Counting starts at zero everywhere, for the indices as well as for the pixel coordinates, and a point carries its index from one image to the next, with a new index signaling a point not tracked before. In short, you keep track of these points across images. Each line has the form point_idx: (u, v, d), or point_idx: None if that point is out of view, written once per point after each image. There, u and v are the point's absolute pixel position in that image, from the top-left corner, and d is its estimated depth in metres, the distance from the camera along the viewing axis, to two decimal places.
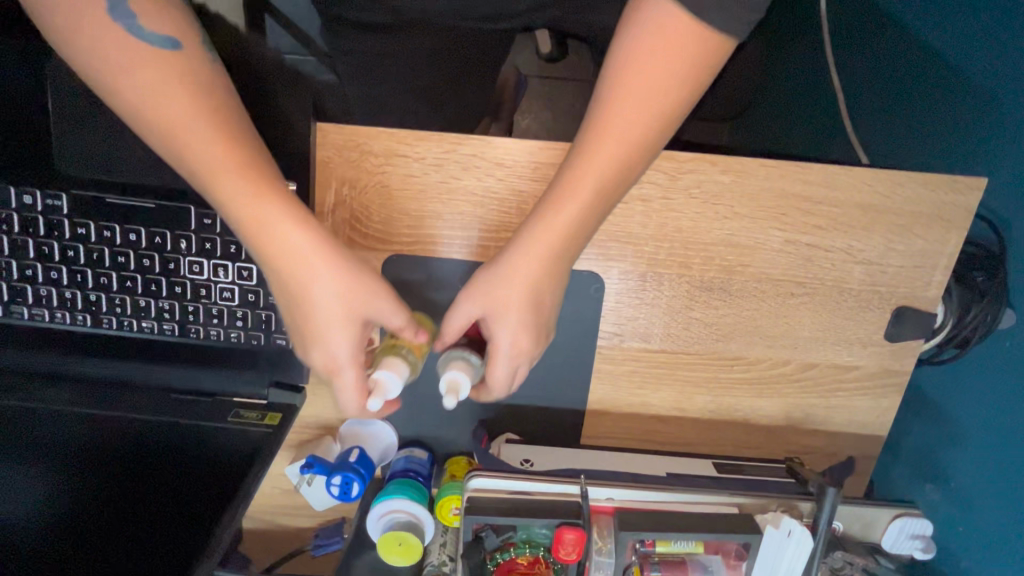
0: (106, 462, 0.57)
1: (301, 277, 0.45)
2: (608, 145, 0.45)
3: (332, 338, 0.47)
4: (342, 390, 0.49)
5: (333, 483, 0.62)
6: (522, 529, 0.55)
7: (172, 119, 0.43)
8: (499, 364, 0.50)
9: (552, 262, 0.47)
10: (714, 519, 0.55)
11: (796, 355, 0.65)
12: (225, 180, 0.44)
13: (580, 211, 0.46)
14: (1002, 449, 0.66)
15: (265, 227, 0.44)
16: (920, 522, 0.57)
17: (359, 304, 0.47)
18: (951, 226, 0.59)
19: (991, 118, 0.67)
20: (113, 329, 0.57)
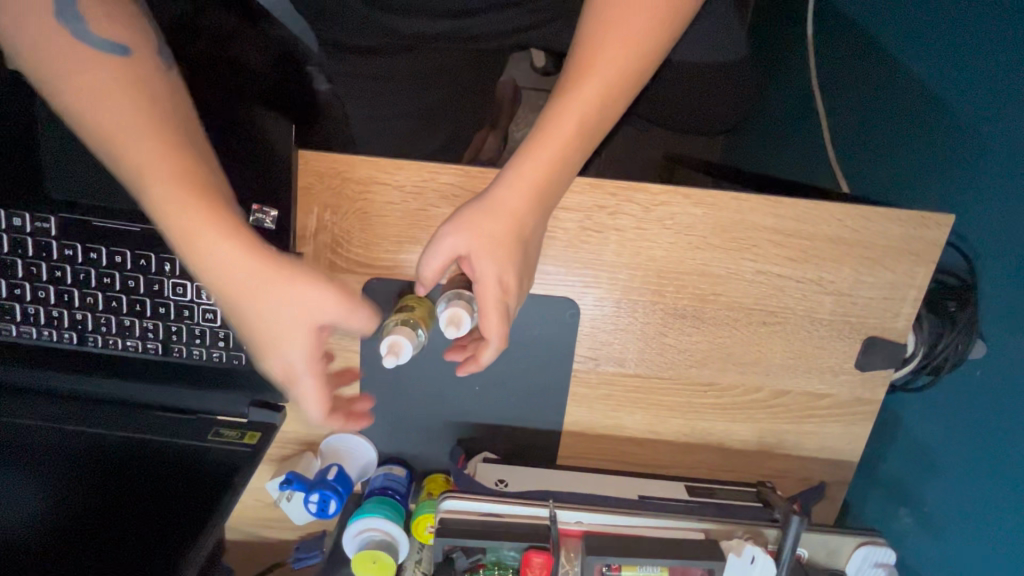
0: (78, 477, 0.56)
1: (236, 285, 0.44)
2: (563, 133, 0.49)
3: (285, 342, 0.46)
4: (303, 398, 0.49)
5: (311, 500, 0.64)
6: (492, 551, 0.56)
7: (107, 122, 0.43)
8: (481, 298, 0.50)
9: (526, 215, 0.49)
10: (680, 545, 0.56)
11: (769, 383, 0.66)
12: (164, 186, 0.43)
13: (542, 184, 0.49)
14: (972, 477, 0.67)
15: (192, 234, 0.43)
16: (884, 551, 0.58)
17: (308, 313, 0.45)
18: (919, 259, 0.60)
19: (968, 149, 0.68)
20: (98, 346, 0.59)
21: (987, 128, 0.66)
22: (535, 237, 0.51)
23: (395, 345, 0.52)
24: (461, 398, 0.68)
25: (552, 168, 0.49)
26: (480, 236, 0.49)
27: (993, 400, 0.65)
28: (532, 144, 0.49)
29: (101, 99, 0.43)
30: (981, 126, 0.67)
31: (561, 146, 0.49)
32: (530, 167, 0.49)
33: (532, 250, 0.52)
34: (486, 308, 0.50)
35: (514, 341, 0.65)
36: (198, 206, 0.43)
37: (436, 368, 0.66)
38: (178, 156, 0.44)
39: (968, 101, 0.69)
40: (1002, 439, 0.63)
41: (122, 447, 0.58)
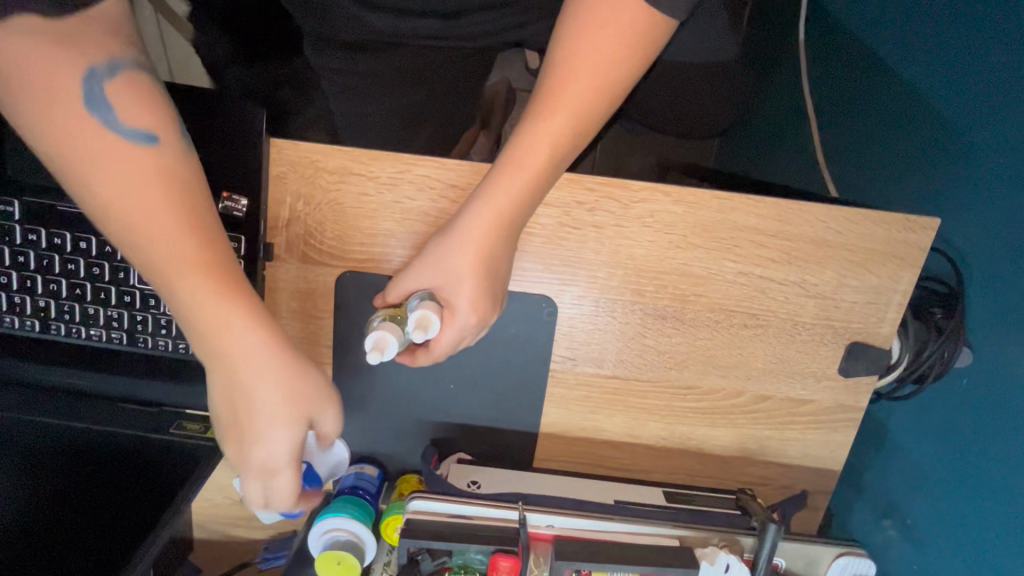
0: (49, 471, 0.57)
1: (244, 383, 0.44)
2: (530, 160, 0.48)
3: (275, 429, 0.45)
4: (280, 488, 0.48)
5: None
6: (458, 554, 0.54)
7: (133, 213, 0.41)
8: (452, 331, 0.51)
9: (496, 245, 0.50)
10: (653, 551, 0.54)
11: (750, 387, 0.65)
12: (192, 279, 0.42)
13: (509, 210, 0.49)
14: (959, 490, 0.65)
15: (219, 334, 0.43)
16: (864, 561, 0.56)
17: (305, 404, 0.46)
18: (904, 264, 0.59)
19: (957, 154, 0.67)
20: (61, 335, 0.57)
21: (977, 133, 0.65)
22: (504, 265, 0.52)
23: (380, 342, 0.49)
24: (436, 397, 0.66)
25: (518, 193, 0.49)
26: (446, 267, 0.50)
27: (981, 410, 0.63)
28: (502, 173, 0.48)
29: (119, 179, 0.41)
30: (970, 131, 0.66)
31: (529, 174, 0.48)
32: (500, 196, 0.48)
33: (502, 278, 0.52)
34: (447, 333, 0.51)
35: (491, 339, 0.64)
36: (225, 296, 0.43)
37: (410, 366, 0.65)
38: (207, 252, 0.43)
39: (958, 105, 0.67)
40: (988, 450, 0.62)
41: (87, 439, 0.57)
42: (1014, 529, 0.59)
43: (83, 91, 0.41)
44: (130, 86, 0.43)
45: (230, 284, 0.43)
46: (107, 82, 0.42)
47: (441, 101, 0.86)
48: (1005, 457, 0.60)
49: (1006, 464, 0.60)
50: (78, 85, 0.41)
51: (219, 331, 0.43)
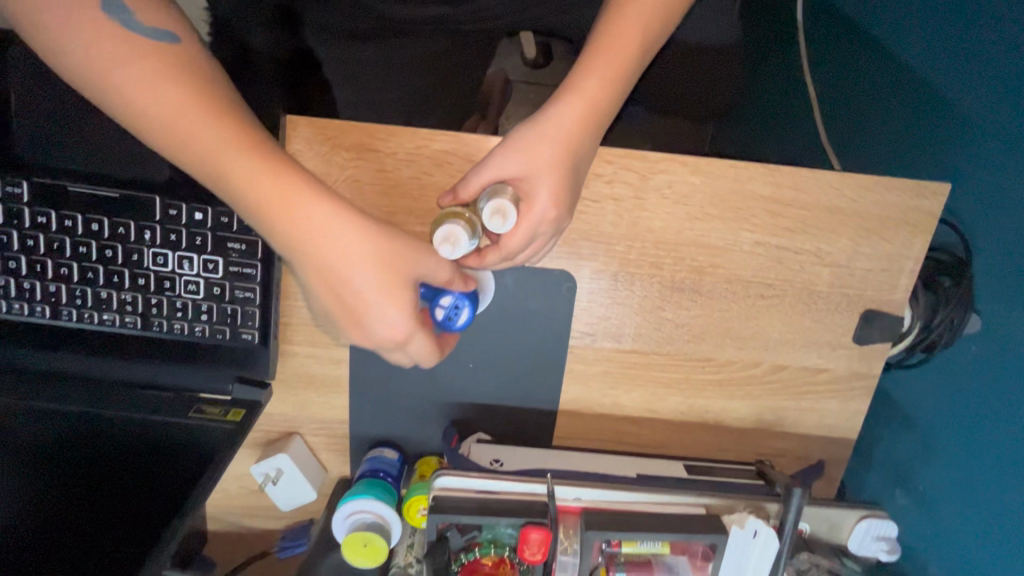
0: (46, 464, 0.53)
1: (336, 261, 0.46)
2: (614, 57, 0.52)
3: (386, 300, 0.48)
4: (415, 349, 0.51)
5: (440, 304, 0.53)
6: (487, 529, 0.53)
7: (165, 109, 0.43)
8: (540, 203, 0.52)
9: (579, 136, 0.52)
10: (680, 519, 0.54)
11: (767, 357, 0.65)
12: (246, 159, 0.44)
13: (596, 99, 0.52)
14: (973, 455, 0.66)
15: (279, 208, 0.45)
16: (886, 523, 0.57)
17: (407, 269, 0.48)
18: (916, 229, 0.60)
19: (956, 123, 0.69)
20: (73, 321, 0.56)
21: (977, 102, 0.66)
22: (585, 158, 0.54)
23: (452, 234, 0.49)
24: (455, 377, 0.66)
25: (604, 85, 0.53)
26: (533, 151, 0.52)
27: (991, 372, 0.65)
28: (595, 65, 0.52)
29: (154, 85, 0.42)
30: (969, 102, 0.67)
31: (613, 70, 0.53)
32: (591, 89, 0.52)
33: (583, 170, 0.54)
34: (525, 223, 0.52)
35: (509, 317, 0.64)
36: (269, 171, 0.44)
37: None
38: (242, 135, 0.44)
39: (956, 76, 0.69)
40: (1001, 414, 0.63)
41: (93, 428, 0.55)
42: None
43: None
44: None
45: (270, 160, 0.44)
46: None
47: (447, 86, 0.86)
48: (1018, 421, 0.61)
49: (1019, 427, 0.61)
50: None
51: (281, 208, 0.44)
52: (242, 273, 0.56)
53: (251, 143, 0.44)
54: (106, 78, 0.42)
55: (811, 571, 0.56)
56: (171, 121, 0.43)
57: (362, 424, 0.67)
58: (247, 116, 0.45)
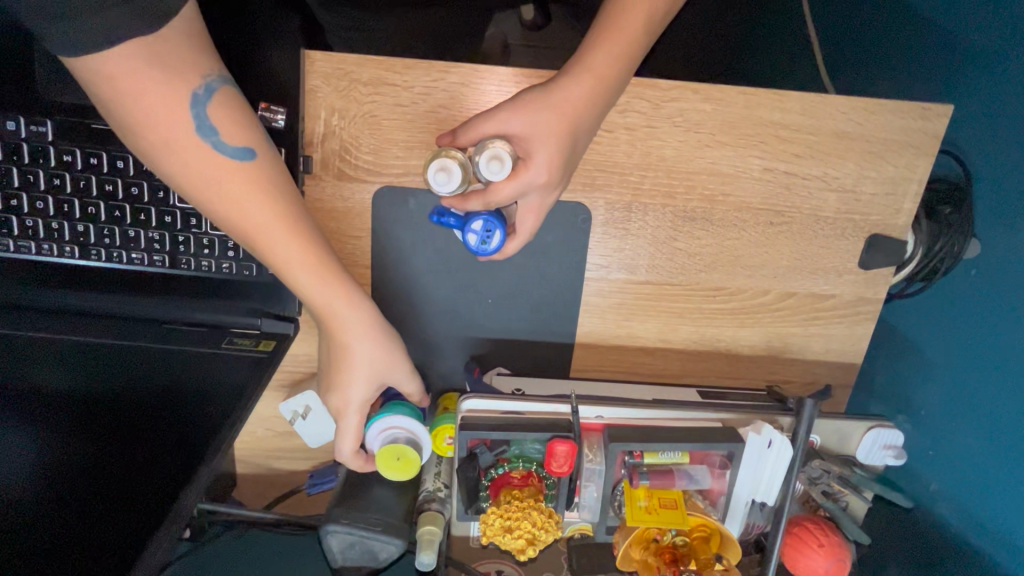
0: (70, 437, 0.52)
1: (355, 355, 0.54)
2: (631, 31, 0.52)
3: (359, 387, 0.55)
4: (346, 432, 0.57)
5: (473, 230, 0.57)
6: (516, 444, 0.56)
7: (244, 222, 0.45)
8: (530, 173, 0.53)
9: (585, 107, 0.53)
10: (699, 431, 0.57)
11: (776, 285, 0.67)
12: (307, 275, 0.48)
13: (606, 73, 0.52)
14: (971, 382, 0.69)
15: (324, 313, 0.51)
16: (893, 432, 0.60)
17: (389, 372, 0.56)
18: (920, 152, 0.62)
19: (957, 53, 0.70)
20: (103, 260, 0.57)
21: (977, 29, 0.67)
22: (587, 133, 0.55)
23: (447, 169, 0.54)
24: (474, 312, 0.67)
25: (616, 62, 0.52)
26: (537, 120, 0.52)
27: (993, 298, 0.67)
28: (602, 38, 0.52)
29: (237, 205, 0.45)
30: (970, 29, 0.68)
31: (623, 45, 0.52)
32: (600, 61, 0.52)
33: (581, 147, 0.56)
34: (515, 180, 0.53)
35: (526, 251, 0.65)
36: (332, 283, 0.49)
37: (450, 283, 0.66)
38: (310, 245, 0.48)
39: (958, 6, 0.70)
40: (1004, 333, 0.66)
41: (113, 400, 0.55)
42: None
43: (192, 119, 0.43)
44: (228, 105, 0.44)
45: (330, 270, 0.49)
46: (208, 105, 0.43)
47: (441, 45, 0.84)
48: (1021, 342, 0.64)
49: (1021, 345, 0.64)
50: (188, 113, 0.42)
51: (324, 314, 0.51)
52: None
53: (317, 253, 0.48)
54: (194, 193, 0.45)
55: (821, 478, 0.59)
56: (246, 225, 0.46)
57: None
58: (313, 222, 0.49)
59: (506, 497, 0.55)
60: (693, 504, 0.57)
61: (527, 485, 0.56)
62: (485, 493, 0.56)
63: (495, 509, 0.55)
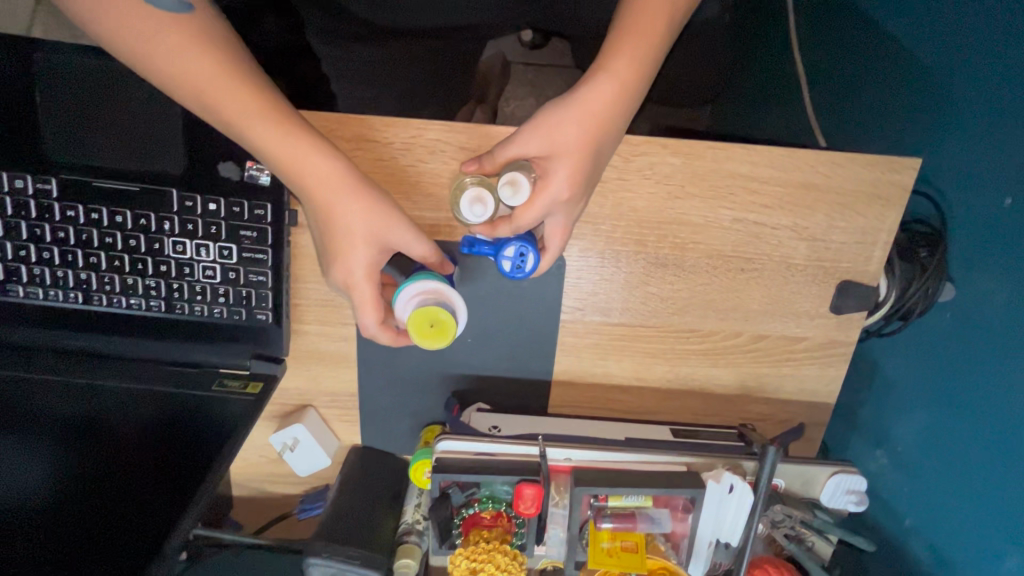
0: (73, 462, 0.56)
1: (337, 211, 0.54)
2: (643, 45, 0.54)
3: (354, 248, 0.56)
4: (360, 306, 0.58)
5: (506, 257, 0.58)
6: (485, 485, 0.59)
7: (187, 74, 0.49)
8: (552, 187, 0.55)
9: (609, 119, 0.55)
10: (662, 475, 0.59)
11: (748, 327, 0.69)
12: (258, 120, 0.51)
13: (622, 91, 0.55)
14: (948, 417, 0.69)
15: (291, 162, 0.52)
16: (855, 478, 0.62)
17: (380, 232, 0.56)
18: (889, 203, 0.63)
19: (938, 96, 0.70)
20: (104, 305, 0.61)
21: (955, 76, 0.67)
22: (605, 150, 0.57)
23: (478, 197, 0.54)
24: (454, 351, 0.70)
25: (631, 76, 0.55)
26: (560, 136, 0.54)
27: (967, 344, 0.67)
28: (621, 53, 0.54)
29: (177, 52, 0.49)
30: (948, 74, 0.68)
31: (642, 54, 0.55)
32: (620, 73, 0.54)
33: (600, 163, 0.57)
34: (537, 198, 0.55)
35: (505, 294, 0.68)
36: (285, 129, 0.52)
37: None
38: (258, 94, 0.51)
39: (938, 48, 0.70)
40: (999, 380, 0.63)
41: (112, 432, 0.59)
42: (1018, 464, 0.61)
43: None
44: None
45: (280, 115, 0.52)
46: None
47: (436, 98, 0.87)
48: (1000, 387, 0.63)
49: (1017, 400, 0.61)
50: None
51: (290, 163, 0.52)
52: (254, 258, 0.60)
53: (268, 101, 0.51)
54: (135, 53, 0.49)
55: (783, 522, 0.62)
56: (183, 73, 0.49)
57: (368, 397, 0.72)
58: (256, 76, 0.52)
59: (476, 538, 0.59)
60: (654, 546, 0.61)
61: (496, 525, 0.60)
62: (458, 530, 0.60)
63: (463, 550, 0.58)
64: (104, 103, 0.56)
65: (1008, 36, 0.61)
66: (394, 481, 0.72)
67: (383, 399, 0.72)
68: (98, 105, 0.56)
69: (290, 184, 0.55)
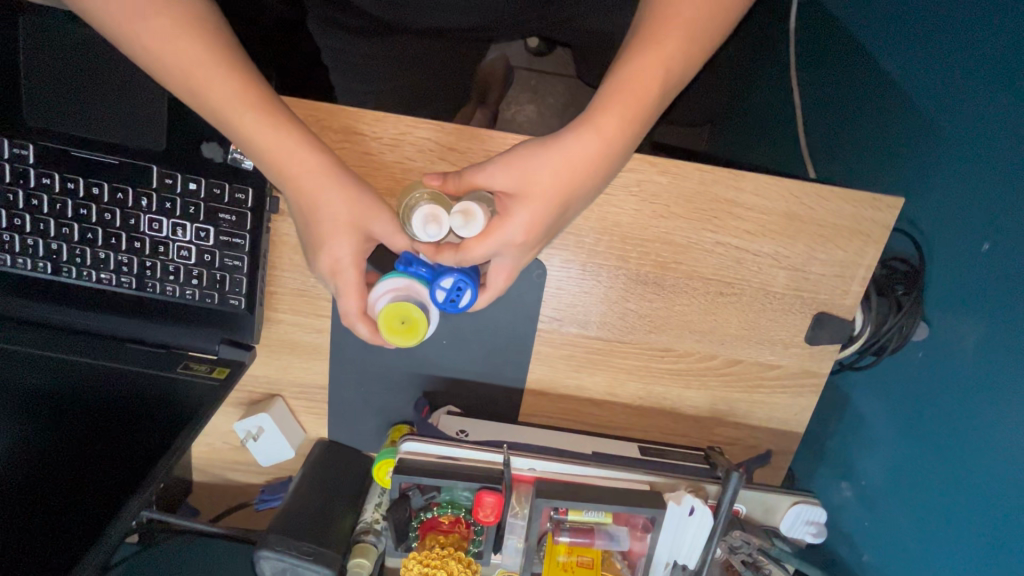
0: (33, 432, 0.57)
1: (319, 201, 0.53)
2: (639, 99, 0.51)
3: (337, 239, 0.55)
4: (347, 290, 0.57)
5: (441, 287, 0.55)
6: (446, 491, 0.59)
7: (168, 51, 0.47)
8: (504, 230, 0.53)
9: (583, 165, 0.52)
10: (626, 493, 0.59)
11: (723, 351, 0.69)
12: (244, 105, 0.49)
13: (605, 140, 0.52)
14: (916, 463, 0.69)
15: (275, 154, 0.51)
16: (816, 509, 0.63)
17: (364, 215, 0.54)
18: (869, 240, 0.64)
19: (928, 138, 0.70)
20: (73, 278, 0.60)
21: (946, 119, 0.68)
22: (576, 196, 0.54)
23: (433, 215, 0.52)
24: (429, 351, 0.70)
25: (618, 127, 0.51)
26: (527, 177, 0.52)
27: (943, 393, 0.66)
28: (612, 101, 0.51)
29: (173, 32, 0.47)
30: (939, 116, 0.69)
31: (634, 107, 0.51)
32: (607, 119, 0.51)
33: (568, 208, 0.55)
34: (489, 238, 0.53)
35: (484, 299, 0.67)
36: (268, 122, 0.50)
37: None
38: (245, 79, 0.49)
39: (930, 91, 0.70)
40: (979, 455, 0.62)
41: (74, 408, 0.59)
42: (1001, 549, 0.59)
43: None
44: None
45: (266, 105, 0.50)
46: None
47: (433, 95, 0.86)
48: (992, 458, 0.60)
49: (997, 476, 0.60)
50: None
51: (274, 153, 0.51)
52: (231, 242, 0.60)
53: (254, 88, 0.50)
54: (110, 26, 0.46)
55: (741, 548, 0.62)
56: (162, 51, 0.47)
57: (338, 391, 0.71)
58: (244, 60, 0.50)
59: (431, 542, 0.59)
60: (610, 563, 0.61)
61: (453, 531, 0.60)
62: (415, 533, 0.60)
63: (417, 555, 0.58)
64: (89, 73, 0.55)
65: (998, 87, 0.61)
66: (356, 478, 0.71)
67: (352, 395, 0.71)
68: (83, 76, 0.55)
69: (271, 175, 0.53)
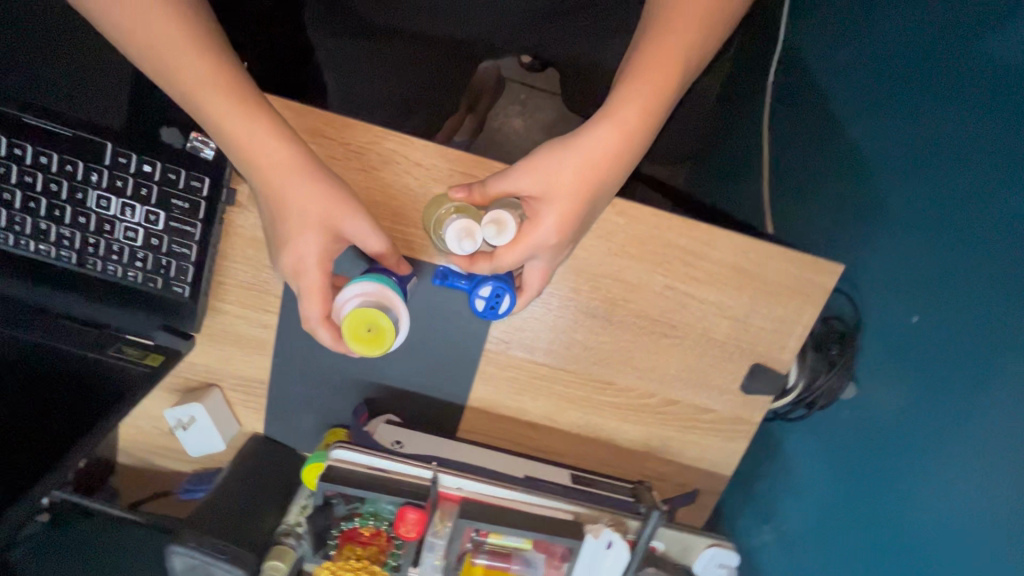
0: None
1: (288, 195, 0.53)
2: (654, 95, 0.52)
3: (303, 236, 0.54)
4: (305, 291, 0.55)
5: (480, 295, 0.59)
6: (370, 503, 0.58)
7: (134, 33, 0.46)
8: (538, 229, 0.54)
9: (607, 167, 0.53)
10: (548, 522, 0.60)
11: (661, 390, 0.71)
12: (213, 91, 0.49)
13: (624, 138, 0.53)
14: (834, 515, 0.72)
15: (247, 141, 0.51)
16: (729, 554, 0.65)
17: (333, 214, 0.54)
18: (809, 300, 0.67)
19: (877, 208, 0.73)
20: (11, 246, 0.59)
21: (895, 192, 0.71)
22: (601, 198, 0.56)
23: (466, 230, 0.54)
24: (374, 358, 0.70)
25: (636, 124, 0.53)
26: (552, 179, 0.53)
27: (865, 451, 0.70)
28: (629, 98, 0.52)
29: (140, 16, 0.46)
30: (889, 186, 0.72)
31: (649, 104, 0.53)
32: (626, 117, 0.53)
33: (595, 208, 0.56)
34: (522, 239, 0.54)
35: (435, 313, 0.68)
36: (240, 109, 0.50)
37: None
38: (213, 68, 0.49)
39: (886, 163, 0.73)
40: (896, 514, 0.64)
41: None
42: None
43: None
44: None
45: (238, 93, 0.50)
46: None
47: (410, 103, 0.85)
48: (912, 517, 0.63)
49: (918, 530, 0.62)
50: None
51: (246, 141, 0.51)
52: (181, 230, 0.59)
53: (227, 75, 0.50)
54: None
55: None
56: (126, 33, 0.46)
57: (277, 388, 0.70)
58: (217, 47, 0.49)
59: (348, 552, 0.58)
60: None
61: (372, 543, 0.59)
62: (334, 542, 0.59)
63: (334, 563, 0.58)
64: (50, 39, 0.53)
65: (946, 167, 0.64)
66: (287, 478, 0.70)
67: (292, 394, 0.71)
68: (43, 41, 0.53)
69: (245, 165, 0.53)
